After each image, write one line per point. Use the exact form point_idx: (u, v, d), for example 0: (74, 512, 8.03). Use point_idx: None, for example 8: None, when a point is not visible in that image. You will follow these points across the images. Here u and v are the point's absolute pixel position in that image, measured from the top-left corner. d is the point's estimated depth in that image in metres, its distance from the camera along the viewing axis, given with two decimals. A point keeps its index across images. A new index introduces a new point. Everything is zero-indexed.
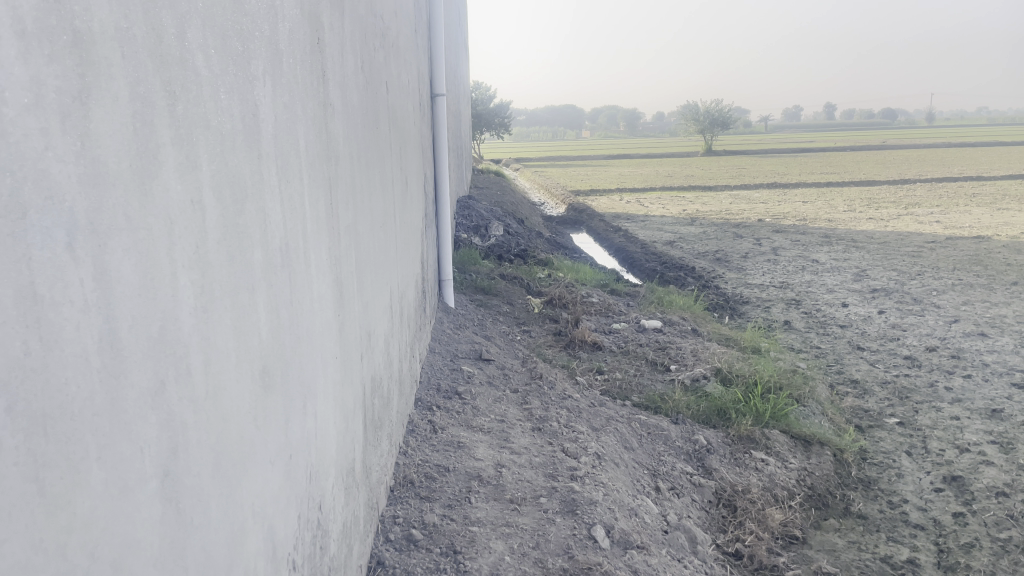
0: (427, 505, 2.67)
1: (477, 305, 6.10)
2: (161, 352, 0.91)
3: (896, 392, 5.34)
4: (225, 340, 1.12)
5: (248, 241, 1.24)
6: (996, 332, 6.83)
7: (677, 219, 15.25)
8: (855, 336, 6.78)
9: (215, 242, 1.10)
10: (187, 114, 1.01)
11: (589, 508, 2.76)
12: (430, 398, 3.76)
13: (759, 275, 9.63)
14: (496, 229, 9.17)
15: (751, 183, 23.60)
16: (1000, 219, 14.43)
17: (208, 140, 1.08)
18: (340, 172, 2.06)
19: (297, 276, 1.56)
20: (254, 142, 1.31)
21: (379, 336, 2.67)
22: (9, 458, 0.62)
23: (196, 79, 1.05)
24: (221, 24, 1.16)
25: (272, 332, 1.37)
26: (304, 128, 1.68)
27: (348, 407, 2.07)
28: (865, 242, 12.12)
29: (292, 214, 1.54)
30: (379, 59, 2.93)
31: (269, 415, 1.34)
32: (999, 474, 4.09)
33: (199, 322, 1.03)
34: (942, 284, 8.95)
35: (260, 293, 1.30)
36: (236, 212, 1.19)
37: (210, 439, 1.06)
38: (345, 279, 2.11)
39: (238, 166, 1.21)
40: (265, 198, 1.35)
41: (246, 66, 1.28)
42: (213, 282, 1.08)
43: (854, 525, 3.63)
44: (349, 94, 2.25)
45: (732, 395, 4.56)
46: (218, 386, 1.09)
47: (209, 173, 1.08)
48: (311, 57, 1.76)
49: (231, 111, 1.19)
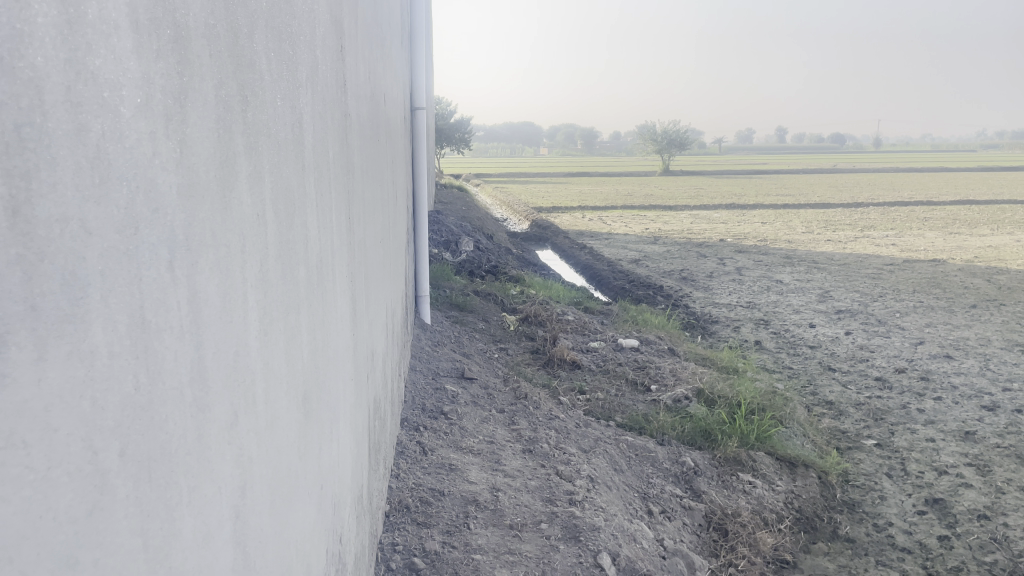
0: (427, 532, 2.58)
1: (453, 322, 6.02)
2: (236, 381, 0.82)
3: (870, 414, 5.38)
4: (280, 365, 1.04)
5: (296, 257, 1.17)
6: (960, 355, 6.96)
7: (641, 238, 15.37)
8: (825, 357, 6.84)
9: (274, 260, 1.01)
10: (254, 120, 0.94)
11: (592, 534, 2.69)
12: (417, 419, 3.67)
13: (725, 294, 9.72)
14: (466, 245, 9.11)
15: (711, 203, 23.90)
16: (953, 243, 14.81)
17: (269, 149, 1.01)
18: (355, 186, 1.98)
19: (327, 294, 1.48)
20: (300, 151, 1.23)
21: (379, 356, 2.58)
22: (120, 511, 0.54)
23: (261, 84, 0.97)
24: (277, 27, 1.08)
25: (311, 354, 1.28)
26: (333, 142, 1.60)
27: (359, 431, 1.97)
28: (825, 263, 12.32)
29: (324, 230, 1.46)
30: (380, 71, 2.86)
31: (307, 445, 1.24)
32: (978, 497, 4.13)
33: (263, 348, 0.94)
34: (905, 305, 9.11)
35: (304, 312, 1.22)
36: (288, 226, 1.12)
37: (268, 475, 0.97)
38: (357, 297, 2.02)
39: (289, 180, 1.13)
40: (307, 213, 1.27)
41: (294, 73, 1.20)
42: (271, 304, 0.99)
43: (843, 548, 3.62)
44: (360, 105, 2.16)
45: (716, 416, 4.54)
46: (274, 417, 1.00)
47: (270, 185, 1.01)
48: (336, 65, 1.68)
49: (284, 118, 1.12)
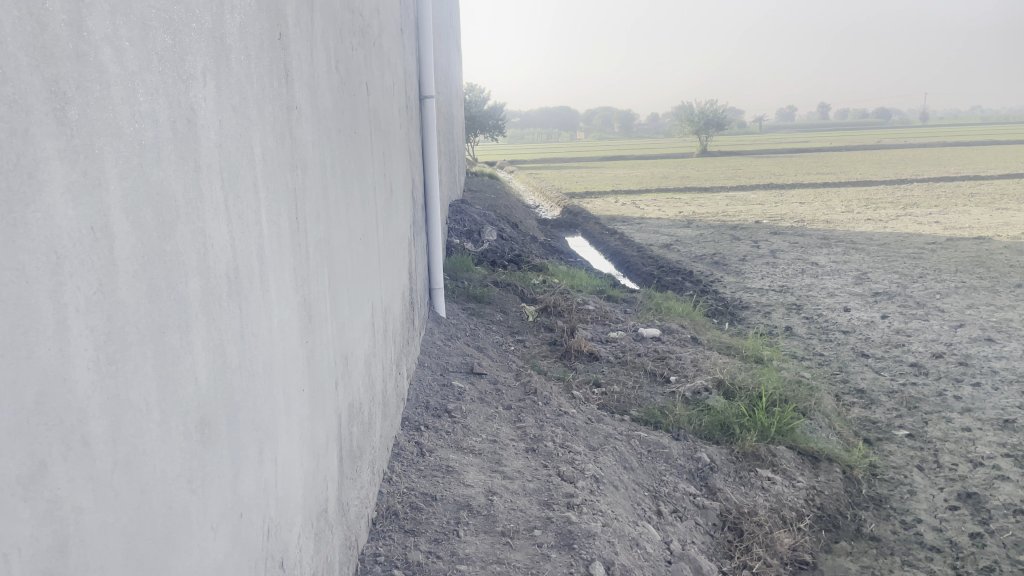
0: (412, 540, 2.48)
1: (470, 314, 5.90)
2: (43, 425, 0.72)
3: (904, 402, 5.14)
4: (145, 395, 0.92)
5: (180, 269, 1.04)
6: (1003, 337, 6.65)
7: (673, 221, 15.10)
8: (859, 342, 6.59)
9: (127, 276, 0.89)
10: (84, 119, 0.81)
11: (587, 541, 2.57)
12: (418, 418, 3.56)
13: (757, 278, 9.45)
14: (489, 235, 8.99)
15: (748, 183, 23.44)
16: (1000, 219, 14.27)
17: (119, 152, 0.88)
18: (309, 183, 1.86)
19: (251, 305, 1.36)
20: (190, 152, 1.10)
21: (359, 359, 2.47)
22: None
23: (101, 77, 0.85)
24: (142, 12, 0.96)
25: (214, 376, 1.15)
26: (260, 137, 1.47)
27: (319, 443, 1.86)
28: (863, 244, 11.95)
29: (244, 234, 1.34)
30: (359, 59, 2.73)
31: (209, 475, 1.13)
32: (1015, 490, 3.90)
33: (107, 381, 0.83)
34: (946, 286, 8.76)
35: (198, 331, 1.10)
36: (161, 237, 0.99)
37: (122, 520, 0.86)
38: (316, 300, 1.89)
39: (163, 182, 1.00)
40: (205, 218, 1.15)
41: (179, 62, 1.08)
42: (125, 323, 0.88)
43: (867, 548, 3.44)
44: (319, 97, 2.03)
45: (735, 409, 4.37)
46: (133, 452, 0.89)
47: (120, 193, 0.88)
48: (268, 55, 1.55)
49: (155, 117, 0.99)
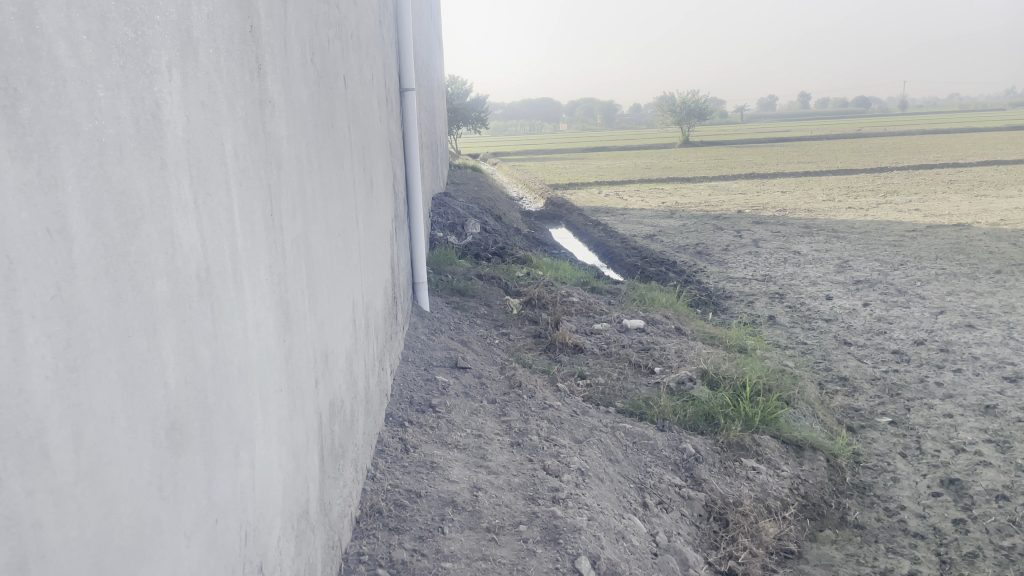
0: (397, 538, 2.46)
1: (453, 308, 5.87)
2: None
3: (886, 389, 5.17)
4: (111, 401, 0.89)
5: (146, 270, 1.01)
6: (983, 324, 6.70)
7: (656, 212, 15.12)
8: (841, 330, 6.62)
9: (88, 280, 0.85)
10: (38, 116, 0.78)
11: (573, 536, 2.56)
12: (402, 413, 3.53)
13: (740, 268, 9.48)
14: (472, 228, 8.96)
15: (730, 173, 23.49)
16: (979, 206, 14.39)
17: (77, 150, 0.85)
18: (284, 179, 1.82)
19: (223, 304, 1.33)
20: (155, 149, 1.06)
21: (339, 355, 2.44)
22: None
23: (55, 72, 0.81)
24: (99, 4, 0.92)
25: (185, 379, 1.12)
26: (231, 130, 1.43)
27: (299, 443, 1.83)
28: (845, 232, 12.01)
29: (215, 232, 1.30)
30: (336, 50, 2.68)
31: (181, 481, 1.10)
32: (997, 476, 3.93)
33: (68, 390, 0.80)
34: (927, 273, 8.81)
35: (167, 334, 1.06)
36: (125, 237, 0.95)
37: (88, 533, 0.83)
38: (293, 298, 1.86)
39: (127, 180, 0.97)
40: (172, 217, 1.11)
41: (141, 55, 1.04)
42: (87, 328, 0.84)
43: (851, 536, 3.45)
44: (294, 89, 1.99)
45: (720, 399, 4.38)
46: (99, 462, 0.86)
47: (80, 193, 0.85)
48: (238, 46, 1.51)
49: (117, 113, 0.95)
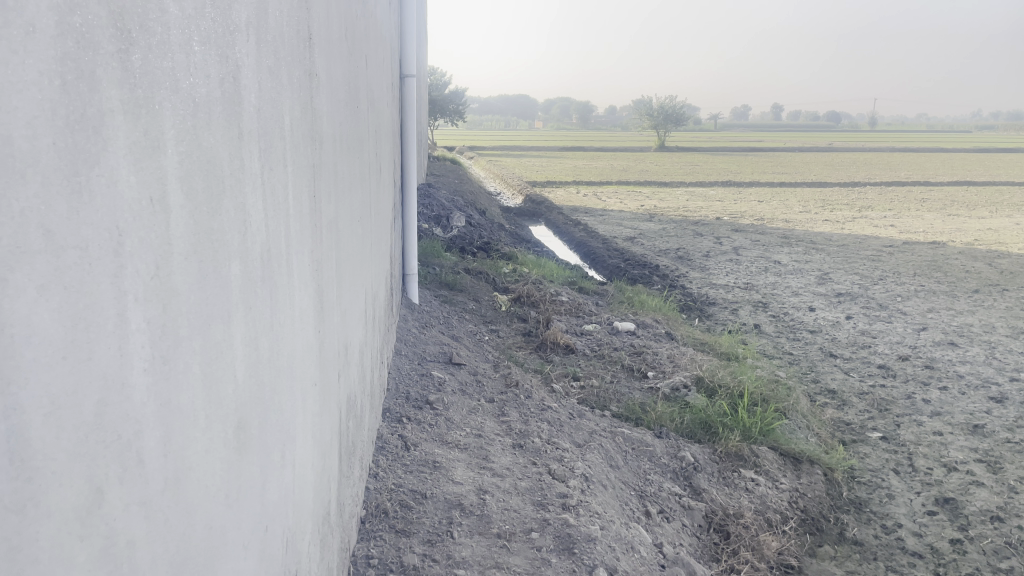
0: (405, 542, 2.35)
1: (442, 301, 5.76)
2: (101, 444, 0.57)
3: (875, 404, 5.15)
4: (193, 400, 0.78)
5: (226, 250, 0.90)
6: (965, 342, 6.74)
7: (636, 215, 15.10)
8: (826, 342, 6.61)
9: (181, 257, 0.74)
10: (146, 66, 0.67)
11: (588, 546, 2.48)
12: (399, 408, 3.42)
13: (722, 274, 9.47)
14: (457, 221, 8.83)
15: (707, 180, 23.58)
16: (953, 225, 14.61)
17: (175, 110, 0.74)
18: (324, 160, 1.71)
19: (279, 290, 1.22)
20: (234, 116, 0.95)
21: (354, 348, 2.32)
22: None
23: (161, 17, 0.70)
24: None
25: (250, 372, 1.02)
26: (289, 101, 1.31)
27: (325, 441, 1.71)
28: (823, 244, 12.08)
29: (275, 213, 1.19)
30: (361, 29, 2.54)
31: (243, 485, 0.99)
32: (991, 497, 3.92)
33: (161, 384, 0.69)
34: (907, 289, 8.87)
35: (237, 321, 0.95)
36: (211, 214, 0.85)
37: (169, 549, 0.72)
38: (326, 286, 1.74)
39: (213, 148, 0.86)
40: (245, 192, 1.00)
41: (228, 14, 0.93)
42: (178, 315, 0.74)
43: (850, 552, 3.40)
44: (332, 65, 1.87)
45: (717, 407, 4.34)
46: (183, 468, 0.75)
47: (177, 158, 0.74)
48: (297, 14, 1.39)
49: (208, 73, 0.84)
